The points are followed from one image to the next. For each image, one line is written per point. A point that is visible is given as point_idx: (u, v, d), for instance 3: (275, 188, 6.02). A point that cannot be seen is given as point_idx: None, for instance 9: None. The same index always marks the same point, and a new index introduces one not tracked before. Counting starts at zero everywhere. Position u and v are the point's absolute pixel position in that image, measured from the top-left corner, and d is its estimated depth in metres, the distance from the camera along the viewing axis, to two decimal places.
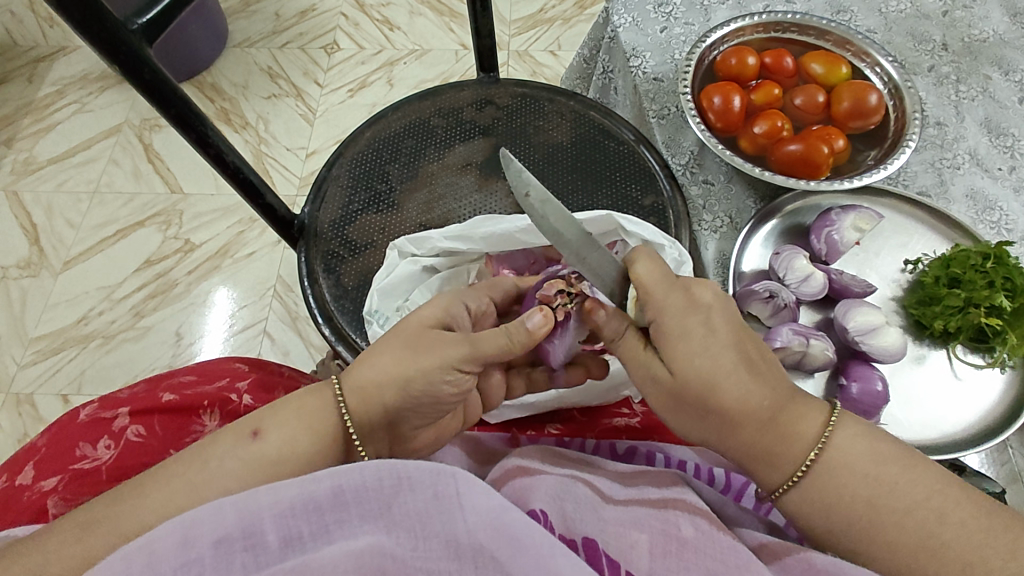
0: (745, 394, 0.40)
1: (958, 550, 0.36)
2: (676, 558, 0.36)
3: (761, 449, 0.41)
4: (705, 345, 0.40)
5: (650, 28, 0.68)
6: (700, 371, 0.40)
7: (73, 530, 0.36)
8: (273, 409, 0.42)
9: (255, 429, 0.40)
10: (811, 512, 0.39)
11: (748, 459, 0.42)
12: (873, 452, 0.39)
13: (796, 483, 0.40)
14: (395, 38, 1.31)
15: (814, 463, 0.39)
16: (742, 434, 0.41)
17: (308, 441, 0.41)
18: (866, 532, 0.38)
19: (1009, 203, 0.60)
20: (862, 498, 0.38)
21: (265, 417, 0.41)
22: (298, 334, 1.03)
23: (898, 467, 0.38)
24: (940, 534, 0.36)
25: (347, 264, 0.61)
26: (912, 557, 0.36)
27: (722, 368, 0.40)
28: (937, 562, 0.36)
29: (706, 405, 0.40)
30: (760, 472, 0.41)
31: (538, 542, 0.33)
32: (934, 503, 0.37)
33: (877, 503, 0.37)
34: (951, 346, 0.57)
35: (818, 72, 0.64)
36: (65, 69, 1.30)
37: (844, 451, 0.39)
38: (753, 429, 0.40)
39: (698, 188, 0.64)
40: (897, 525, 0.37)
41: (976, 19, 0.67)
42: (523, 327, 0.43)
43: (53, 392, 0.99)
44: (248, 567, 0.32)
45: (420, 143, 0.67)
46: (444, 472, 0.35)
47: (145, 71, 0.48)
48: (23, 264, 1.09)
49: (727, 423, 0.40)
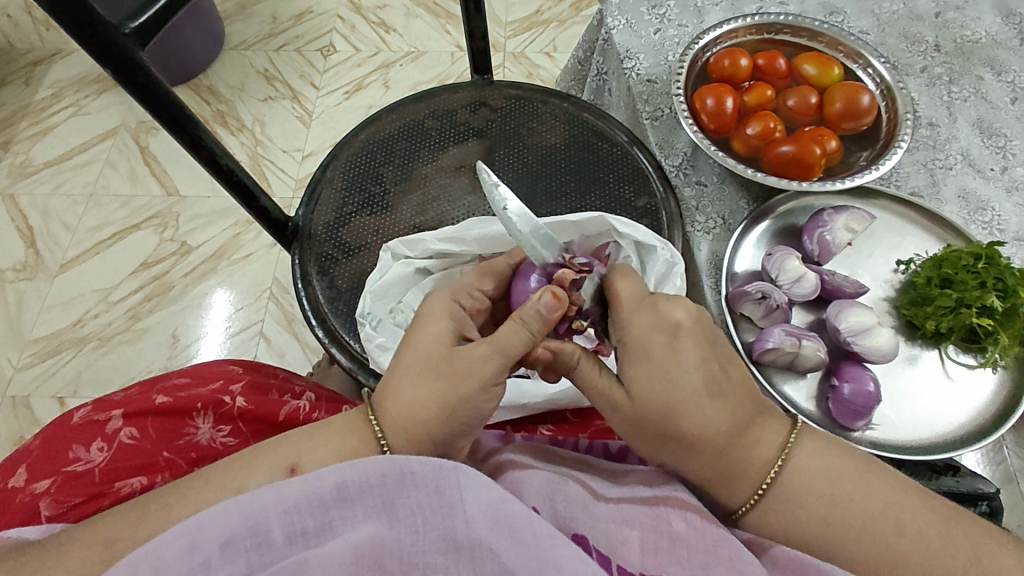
0: (718, 406, 0.40)
1: (914, 557, 0.37)
2: (669, 554, 0.36)
3: (722, 471, 0.41)
4: (665, 367, 0.41)
5: (644, 30, 0.68)
6: (659, 396, 0.40)
7: (98, 546, 0.37)
8: (311, 438, 0.42)
9: (293, 465, 0.41)
10: (773, 531, 0.40)
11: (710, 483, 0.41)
12: (829, 470, 0.40)
13: (758, 501, 0.40)
14: (391, 40, 1.31)
15: (770, 484, 0.40)
16: (700, 457, 0.41)
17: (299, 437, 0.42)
18: (827, 547, 0.39)
19: (1001, 203, 0.60)
20: (817, 516, 0.39)
21: (304, 453, 0.41)
22: (294, 336, 1.03)
23: (853, 479, 0.39)
24: (896, 545, 0.37)
25: (341, 266, 0.61)
26: (867, 567, 0.38)
27: (683, 382, 0.40)
28: (903, 573, 0.37)
29: (667, 431, 0.41)
30: (723, 493, 0.41)
31: (538, 532, 0.33)
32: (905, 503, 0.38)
33: (832, 518, 0.39)
34: (943, 346, 0.57)
35: (811, 74, 0.64)
36: (61, 72, 1.30)
37: (799, 470, 0.40)
38: (711, 454, 0.40)
39: (691, 190, 0.64)
40: (849, 537, 0.38)
41: (968, 20, 0.67)
42: (536, 309, 0.44)
43: (50, 393, 0.99)
44: (252, 566, 0.32)
45: (414, 145, 0.67)
46: (446, 467, 0.35)
47: (138, 75, 0.48)
48: (19, 267, 1.09)
49: (685, 448, 0.41)
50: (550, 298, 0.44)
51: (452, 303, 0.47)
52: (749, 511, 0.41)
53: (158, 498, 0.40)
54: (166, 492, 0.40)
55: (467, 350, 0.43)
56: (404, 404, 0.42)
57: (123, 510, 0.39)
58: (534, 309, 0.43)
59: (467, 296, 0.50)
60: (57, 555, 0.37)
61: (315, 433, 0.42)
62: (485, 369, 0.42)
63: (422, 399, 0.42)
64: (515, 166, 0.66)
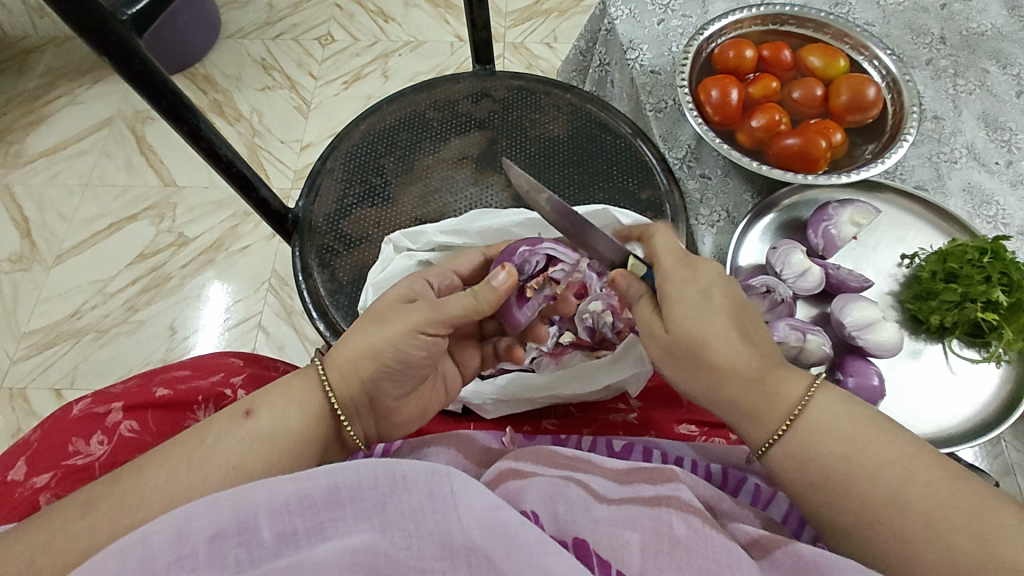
0: None
1: (921, 505, 0.36)
2: (668, 557, 0.36)
3: (749, 404, 0.41)
4: None
5: (647, 20, 0.67)
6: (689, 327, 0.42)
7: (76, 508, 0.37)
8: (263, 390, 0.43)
9: (247, 410, 0.41)
10: (790, 468, 0.40)
11: (737, 416, 0.43)
12: (852, 414, 0.40)
13: (780, 437, 0.41)
14: (390, 30, 1.30)
15: (795, 419, 0.40)
16: (727, 390, 0.42)
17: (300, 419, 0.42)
18: (837, 486, 0.38)
19: (1005, 197, 0.60)
20: (835, 454, 0.39)
21: (256, 399, 0.42)
22: (293, 328, 1.03)
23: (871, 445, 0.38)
24: (904, 490, 0.36)
25: (342, 258, 0.60)
26: (876, 511, 0.37)
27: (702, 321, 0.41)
28: (908, 520, 0.36)
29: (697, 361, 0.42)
30: (747, 429, 0.42)
31: (529, 540, 0.33)
32: None
33: (850, 457, 0.38)
34: (947, 340, 0.57)
35: (816, 65, 0.64)
36: (56, 61, 1.28)
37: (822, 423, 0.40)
38: (738, 389, 0.41)
39: (695, 182, 0.64)
40: (862, 480, 0.38)
41: (974, 12, 0.67)
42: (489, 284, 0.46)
43: (46, 385, 0.98)
44: (240, 564, 0.32)
45: (415, 136, 0.66)
46: (438, 472, 0.35)
47: (135, 63, 0.47)
48: (15, 258, 1.08)
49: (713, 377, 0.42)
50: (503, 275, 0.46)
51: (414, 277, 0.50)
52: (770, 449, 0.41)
53: None
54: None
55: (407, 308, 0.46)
56: None
57: None
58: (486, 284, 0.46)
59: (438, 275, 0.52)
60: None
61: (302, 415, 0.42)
62: None
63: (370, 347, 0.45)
64: (517, 157, 0.65)
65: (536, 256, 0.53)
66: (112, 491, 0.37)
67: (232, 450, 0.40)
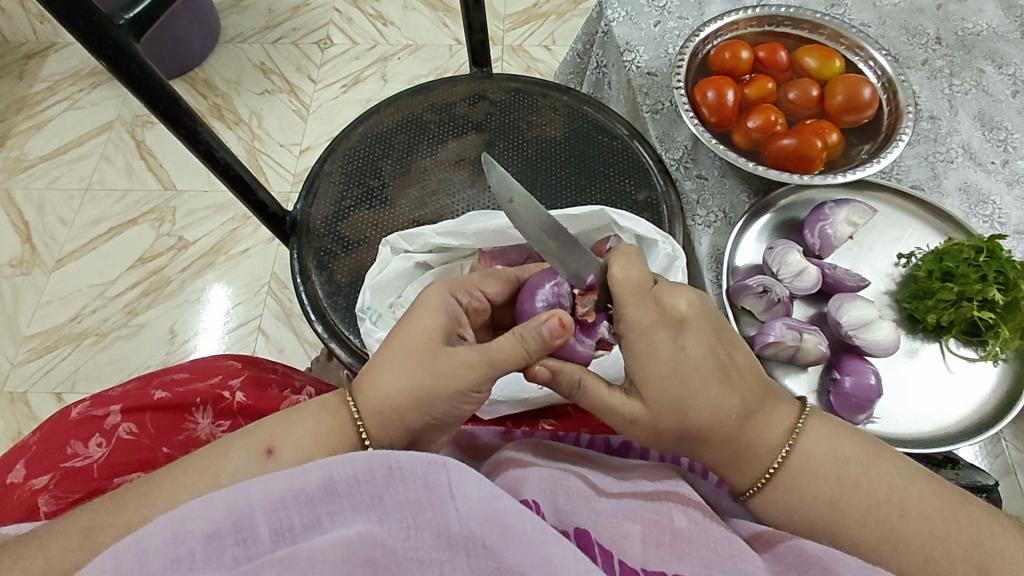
0: (717, 403, 0.41)
1: (918, 541, 0.38)
2: (668, 548, 0.36)
3: (740, 448, 0.41)
4: (675, 353, 0.41)
5: (643, 22, 0.67)
6: (677, 385, 0.41)
7: (77, 536, 0.37)
8: (285, 422, 0.43)
9: (270, 448, 0.41)
10: (778, 513, 0.41)
11: (720, 463, 0.42)
12: (836, 452, 0.41)
13: (763, 486, 0.41)
14: (389, 33, 1.31)
15: (778, 469, 0.41)
16: (711, 445, 0.42)
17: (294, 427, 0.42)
18: (829, 527, 0.39)
19: (1002, 196, 0.60)
20: (825, 498, 0.40)
21: (279, 434, 0.42)
22: (293, 331, 1.03)
23: (861, 466, 0.40)
24: (903, 529, 0.38)
25: (340, 260, 0.61)
26: (871, 549, 0.38)
27: (691, 362, 0.41)
28: (906, 557, 0.38)
29: (682, 424, 0.41)
30: (730, 476, 0.42)
31: (528, 528, 0.33)
32: (897, 498, 0.39)
33: (840, 502, 0.39)
34: (944, 340, 0.57)
35: (812, 66, 0.64)
36: (57, 65, 1.29)
37: (808, 455, 0.41)
38: (723, 441, 0.41)
39: (691, 183, 0.64)
40: (857, 520, 0.39)
41: (969, 12, 0.67)
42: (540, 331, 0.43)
43: (46, 390, 0.98)
44: (237, 561, 0.32)
45: (412, 139, 0.67)
46: (434, 462, 0.35)
47: (133, 67, 0.47)
48: (16, 262, 1.09)
49: (697, 438, 0.41)
50: (556, 325, 0.43)
51: (449, 295, 0.47)
52: (757, 493, 0.41)
53: (137, 488, 0.39)
54: (159, 483, 0.39)
55: (454, 352, 0.43)
56: (387, 393, 0.42)
57: (115, 501, 0.39)
58: (539, 332, 0.43)
59: (466, 292, 0.50)
60: (38, 546, 0.36)
61: (301, 422, 0.43)
62: (474, 368, 0.42)
63: (385, 373, 0.43)
64: (514, 159, 0.66)
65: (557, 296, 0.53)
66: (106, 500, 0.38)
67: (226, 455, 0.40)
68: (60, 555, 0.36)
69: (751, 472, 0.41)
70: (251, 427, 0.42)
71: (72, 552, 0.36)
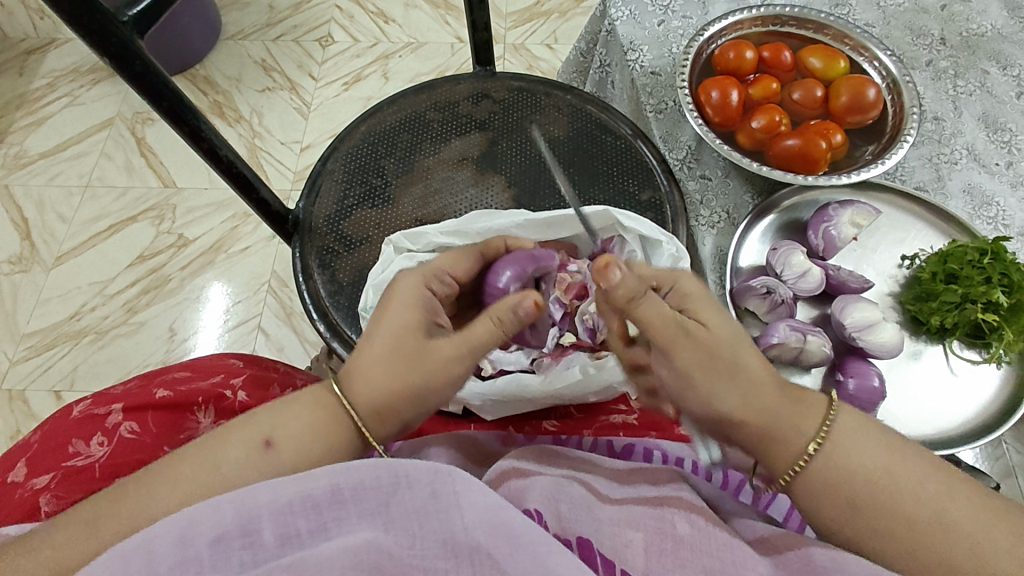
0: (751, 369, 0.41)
1: (962, 525, 0.36)
2: (672, 556, 0.35)
3: (766, 431, 0.40)
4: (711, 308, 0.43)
5: (648, 21, 0.67)
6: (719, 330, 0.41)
7: (82, 526, 0.37)
8: (283, 413, 0.41)
9: (268, 440, 0.40)
10: (822, 498, 0.39)
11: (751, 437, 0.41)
12: (869, 430, 0.40)
13: (808, 465, 0.39)
14: (390, 31, 1.30)
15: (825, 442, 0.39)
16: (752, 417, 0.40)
17: (295, 421, 0.41)
18: (864, 508, 0.37)
19: (1006, 198, 0.60)
20: (864, 474, 0.38)
21: (278, 426, 0.41)
22: (293, 329, 1.03)
23: (895, 446, 0.39)
24: (944, 510, 0.36)
25: (342, 259, 0.60)
26: (920, 533, 0.36)
27: (720, 343, 0.41)
28: (952, 543, 0.36)
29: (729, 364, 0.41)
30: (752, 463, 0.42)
31: (535, 538, 0.33)
32: (934, 479, 0.37)
33: (887, 480, 0.37)
34: (948, 342, 0.57)
35: (817, 66, 0.64)
36: (56, 61, 1.28)
37: (846, 432, 0.39)
38: (760, 414, 0.40)
39: (695, 183, 0.64)
40: (901, 500, 0.37)
41: (974, 13, 0.67)
42: (514, 311, 0.44)
43: (46, 387, 0.98)
44: (244, 564, 0.32)
45: (415, 137, 0.66)
46: (442, 471, 0.34)
47: (136, 65, 0.47)
48: (15, 259, 1.08)
49: (745, 395, 0.40)
50: (531, 305, 0.44)
51: (423, 288, 0.48)
52: (799, 474, 0.39)
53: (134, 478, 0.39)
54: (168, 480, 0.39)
55: (433, 342, 0.44)
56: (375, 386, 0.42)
57: (115, 490, 0.38)
58: (512, 314, 0.44)
59: (438, 280, 0.50)
60: (48, 539, 0.36)
61: (290, 407, 0.42)
62: (454, 358, 0.44)
63: (373, 366, 0.43)
64: (518, 158, 0.65)
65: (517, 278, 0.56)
66: (112, 504, 0.37)
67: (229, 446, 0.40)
68: (73, 543, 0.36)
69: (787, 457, 0.40)
70: (243, 421, 0.41)
71: (80, 540, 0.36)
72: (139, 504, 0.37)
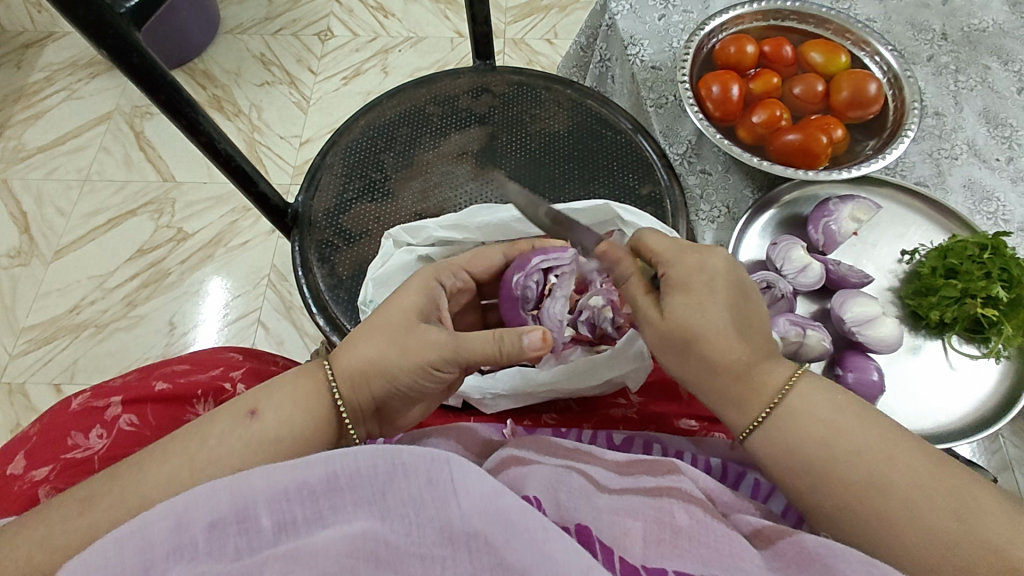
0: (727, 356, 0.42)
1: (904, 490, 0.36)
2: (670, 545, 0.35)
3: (734, 404, 0.42)
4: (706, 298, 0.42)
5: (648, 15, 0.66)
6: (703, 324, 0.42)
7: (75, 504, 0.37)
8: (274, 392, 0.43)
9: (252, 409, 0.41)
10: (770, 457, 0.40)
11: (718, 400, 0.43)
12: (832, 403, 0.40)
13: (762, 423, 0.41)
14: (390, 25, 1.30)
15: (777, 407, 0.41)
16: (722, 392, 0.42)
17: (289, 405, 0.42)
18: (822, 475, 0.38)
19: (1006, 193, 0.59)
20: (820, 443, 0.39)
21: (262, 398, 0.42)
22: (292, 323, 1.03)
23: (855, 418, 0.39)
24: (888, 475, 0.37)
25: (342, 253, 0.60)
26: (859, 496, 0.37)
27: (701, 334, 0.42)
28: (889, 505, 0.36)
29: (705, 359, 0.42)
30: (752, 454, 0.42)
31: (532, 526, 0.32)
32: (887, 449, 0.37)
33: (834, 445, 0.38)
34: (946, 336, 0.57)
35: (817, 61, 0.64)
36: (54, 55, 1.28)
37: (804, 402, 0.41)
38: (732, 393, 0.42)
39: (695, 178, 0.64)
40: (846, 463, 0.38)
41: (975, 8, 0.66)
42: (518, 337, 0.44)
43: (45, 380, 0.98)
44: (239, 551, 0.31)
45: (415, 131, 0.66)
46: (438, 458, 0.34)
47: (134, 56, 0.47)
48: (13, 253, 1.08)
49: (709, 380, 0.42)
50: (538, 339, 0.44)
51: (430, 279, 0.49)
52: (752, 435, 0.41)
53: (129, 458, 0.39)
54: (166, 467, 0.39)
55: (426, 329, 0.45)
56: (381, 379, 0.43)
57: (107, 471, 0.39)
58: (516, 339, 0.44)
59: (449, 275, 0.52)
60: (37, 516, 0.37)
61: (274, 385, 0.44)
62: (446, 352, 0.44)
63: (373, 356, 0.44)
64: (517, 152, 0.65)
65: (533, 275, 0.55)
66: (110, 489, 0.37)
67: (227, 431, 0.40)
68: (63, 521, 0.36)
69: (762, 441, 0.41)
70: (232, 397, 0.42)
71: (72, 517, 0.36)
72: (139, 491, 0.37)
